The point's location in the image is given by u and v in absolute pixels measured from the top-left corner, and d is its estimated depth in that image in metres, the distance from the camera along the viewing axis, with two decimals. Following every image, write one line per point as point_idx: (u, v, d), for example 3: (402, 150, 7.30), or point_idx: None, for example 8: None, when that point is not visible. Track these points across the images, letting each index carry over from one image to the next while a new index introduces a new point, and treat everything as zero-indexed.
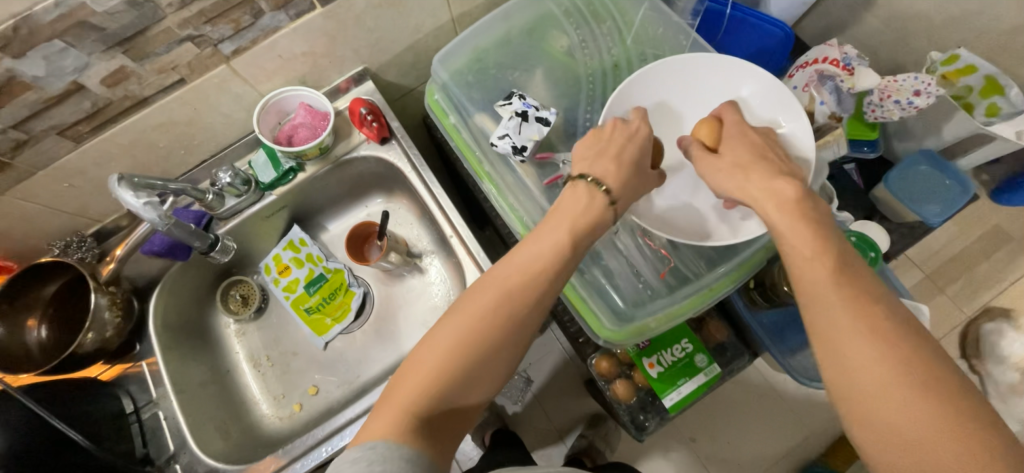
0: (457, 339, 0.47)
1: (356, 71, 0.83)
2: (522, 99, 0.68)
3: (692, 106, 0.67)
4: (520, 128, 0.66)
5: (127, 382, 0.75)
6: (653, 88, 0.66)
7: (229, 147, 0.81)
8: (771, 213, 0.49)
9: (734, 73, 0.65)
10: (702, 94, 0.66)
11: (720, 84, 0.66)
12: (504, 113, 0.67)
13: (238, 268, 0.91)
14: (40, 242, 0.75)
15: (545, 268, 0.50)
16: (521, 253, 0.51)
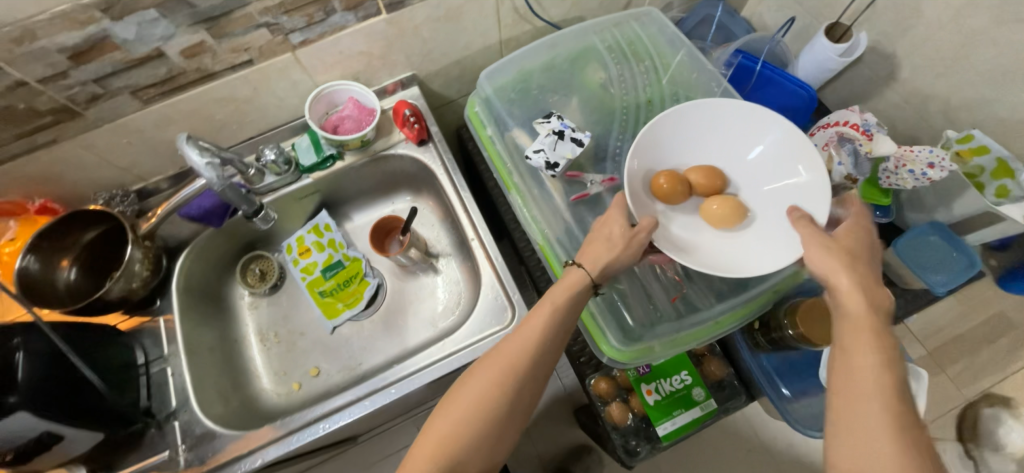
0: (441, 436, 0.53)
1: (405, 76, 0.88)
2: (560, 119, 0.73)
3: (719, 144, 0.71)
4: (556, 145, 0.70)
5: (142, 334, 0.77)
6: (683, 130, 0.71)
7: (275, 129, 0.86)
8: (838, 272, 0.54)
9: (765, 121, 0.69)
10: (730, 135, 0.71)
11: (746, 130, 0.70)
12: (542, 130, 0.73)
13: (262, 243, 0.95)
14: (87, 191, 0.79)
15: (528, 360, 0.56)
16: (506, 347, 0.57)
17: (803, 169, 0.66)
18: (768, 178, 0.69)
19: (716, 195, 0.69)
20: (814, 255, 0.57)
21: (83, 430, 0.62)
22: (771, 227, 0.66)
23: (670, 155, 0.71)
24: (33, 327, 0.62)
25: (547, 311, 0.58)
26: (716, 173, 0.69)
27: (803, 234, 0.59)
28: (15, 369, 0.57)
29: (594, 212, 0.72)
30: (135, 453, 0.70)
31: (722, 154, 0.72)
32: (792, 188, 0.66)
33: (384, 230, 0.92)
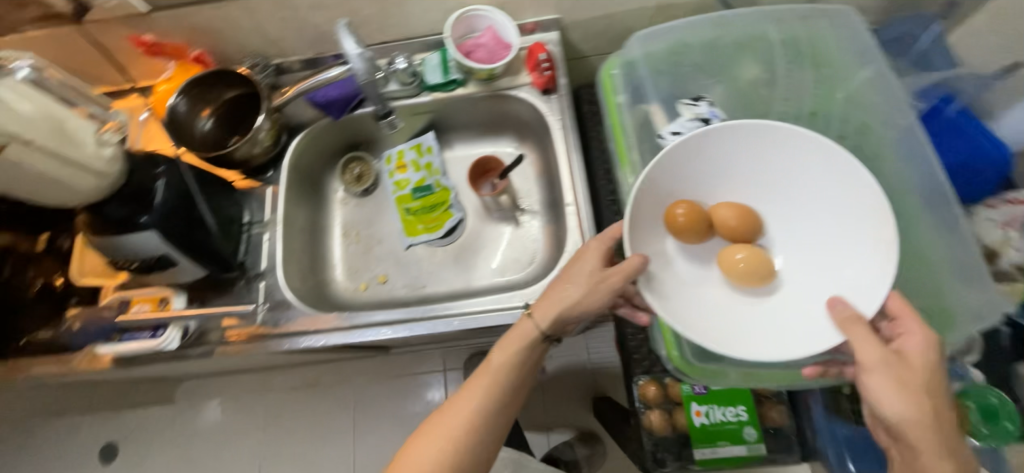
0: None
1: (549, 19, 0.83)
2: (709, 106, 0.68)
3: (782, 190, 0.61)
4: (695, 133, 0.66)
5: (250, 197, 0.83)
6: (718, 156, 0.61)
7: (408, 41, 0.85)
8: (906, 391, 0.48)
9: (848, 175, 0.56)
10: (799, 183, 0.60)
11: (801, 189, 0.60)
12: (688, 112, 0.67)
13: (366, 145, 0.98)
14: (235, 55, 0.84)
15: (486, 402, 0.60)
16: (463, 392, 0.62)
17: (875, 246, 0.54)
18: (824, 249, 0.58)
19: (742, 240, 0.60)
20: (883, 392, 0.49)
21: (192, 264, 0.70)
22: (800, 308, 0.56)
23: (722, 190, 0.62)
24: (173, 163, 0.68)
25: (489, 374, 0.61)
26: (736, 212, 0.60)
27: (866, 350, 0.49)
28: (155, 193, 0.64)
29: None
30: (223, 298, 0.77)
31: (781, 204, 0.61)
32: (836, 268, 0.56)
33: (483, 171, 0.90)
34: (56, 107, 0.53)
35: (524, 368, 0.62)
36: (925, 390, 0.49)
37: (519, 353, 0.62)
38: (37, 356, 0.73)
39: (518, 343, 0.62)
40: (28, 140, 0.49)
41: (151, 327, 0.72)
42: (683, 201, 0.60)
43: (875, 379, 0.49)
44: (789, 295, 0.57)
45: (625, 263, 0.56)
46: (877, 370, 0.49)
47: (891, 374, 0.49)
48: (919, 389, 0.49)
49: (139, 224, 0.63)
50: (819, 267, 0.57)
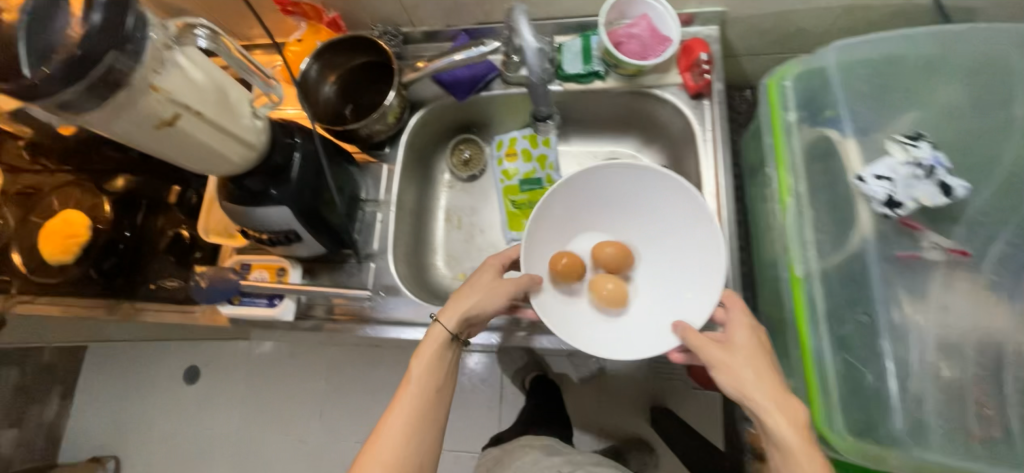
0: None
1: (713, 11, 0.73)
2: (933, 149, 0.56)
3: (651, 234, 0.68)
4: (910, 181, 0.56)
5: (366, 174, 0.81)
6: (586, 189, 0.67)
7: (547, 22, 0.77)
8: (762, 387, 0.52)
9: (692, 223, 0.64)
10: (647, 222, 0.68)
11: (670, 233, 0.67)
12: (901, 153, 0.58)
13: (478, 128, 0.92)
14: (365, 20, 0.80)
15: (411, 421, 0.59)
16: (388, 419, 0.59)
17: (705, 291, 0.60)
18: (661, 287, 0.66)
19: (613, 272, 0.68)
20: (765, 396, 0.51)
21: (315, 240, 0.69)
22: (641, 325, 0.64)
23: (587, 217, 0.70)
24: (307, 137, 0.67)
25: (414, 385, 0.60)
26: (615, 251, 0.67)
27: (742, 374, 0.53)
28: (291, 166, 0.63)
29: (906, 286, 0.58)
30: (335, 275, 0.77)
31: (609, 224, 0.70)
32: (674, 297, 0.64)
33: None
34: (224, 76, 0.49)
35: (442, 375, 0.62)
36: (768, 370, 0.53)
37: (434, 357, 0.61)
38: (161, 303, 0.78)
39: (433, 348, 0.61)
40: (199, 114, 0.47)
41: (267, 296, 0.72)
42: (605, 244, 0.68)
43: (768, 402, 0.51)
44: (643, 311, 0.66)
45: (519, 278, 0.61)
46: (733, 369, 0.53)
47: (762, 373, 0.53)
48: (787, 397, 0.51)
49: (274, 197, 0.62)
50: (668, 294, 0.65)
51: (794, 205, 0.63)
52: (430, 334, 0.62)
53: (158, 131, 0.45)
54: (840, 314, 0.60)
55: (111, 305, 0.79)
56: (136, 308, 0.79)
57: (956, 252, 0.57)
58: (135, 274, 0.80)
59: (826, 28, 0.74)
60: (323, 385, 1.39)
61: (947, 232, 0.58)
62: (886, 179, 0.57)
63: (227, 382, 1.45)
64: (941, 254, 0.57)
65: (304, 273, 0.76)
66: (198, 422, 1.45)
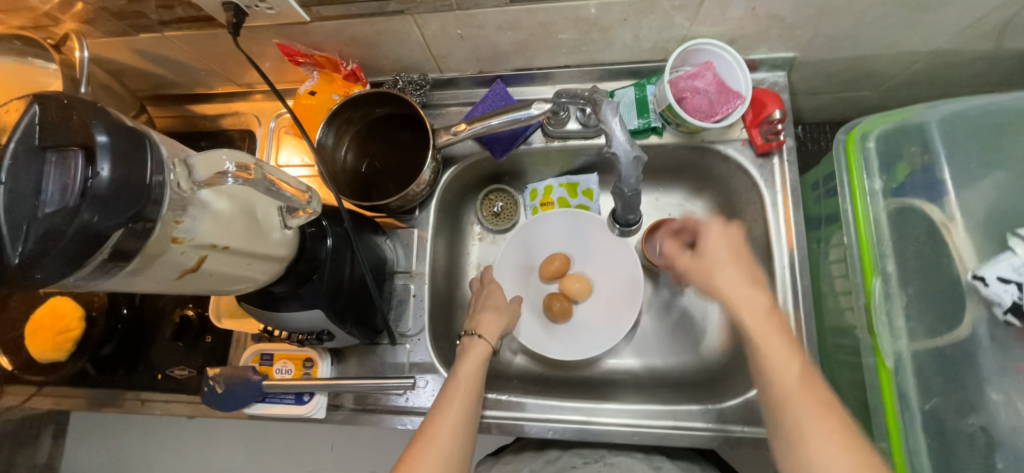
0: None
1: (783, 57, 0.65)
2: None
3: (582, 248, 0.80)
4: None
5: (393, 239, 0.73)
6: (536, 231, 0.80)
7: (594, 67, 0.69)
8: (746, 287, 0.50)
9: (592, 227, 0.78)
10: (572, 238, 0.80)
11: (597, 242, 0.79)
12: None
13: (510, 176, 0.83)
14: (387, 66, 0.70)
15: (461, 428, 0.52)
16: (433, 425, 0.51)
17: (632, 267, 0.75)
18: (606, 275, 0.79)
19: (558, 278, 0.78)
20: (734, 285, 0.51)
21: (348, 334, 0.62)
22: (618, 307, 0.76)
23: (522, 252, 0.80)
24: (335, 219, 0.58)
25: (462, 385, 0.56)
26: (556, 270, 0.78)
27: (727, 270, 0.52)
28: (323, 259, 0.55)
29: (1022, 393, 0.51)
30: (366, 358, 0.69)
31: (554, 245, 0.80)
32: (620, 282, 0.77)
33: (657, 230, 0.77)
34: (250, 191, 0.40)
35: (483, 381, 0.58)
36: (739, 254, 0.54)
37: (480, 367, 0.60)
38: (170, 395, 0.70)
39: (479, 359, 0.61)
40: (225, 250, 0.38)
41: (294, 393, 0.66)
42: (554, 257, 0.79)
43: (728, 268, 0.52)
44: (605, 303, 0.77)
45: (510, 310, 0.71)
46: (703, 269, 0.54)
47: (722, 268, 0.53)
48: (758, 279, 0.52)
49: (305, 299, 0.54)
50: (614, 281, 0.78)
51: (882, 288, 0.57)
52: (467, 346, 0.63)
53: (180, 279, 0.37)
54: (936, 412, 0.55)
55: (112, 396, 0.71)
56: (141, 400, 0.70)
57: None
58: (138, 361, 0.71)
59: (899, 72, 0.68)
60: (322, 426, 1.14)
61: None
62: (1013, 283, 0.49)
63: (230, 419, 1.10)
64: None
65: (332, 361, 0.69)
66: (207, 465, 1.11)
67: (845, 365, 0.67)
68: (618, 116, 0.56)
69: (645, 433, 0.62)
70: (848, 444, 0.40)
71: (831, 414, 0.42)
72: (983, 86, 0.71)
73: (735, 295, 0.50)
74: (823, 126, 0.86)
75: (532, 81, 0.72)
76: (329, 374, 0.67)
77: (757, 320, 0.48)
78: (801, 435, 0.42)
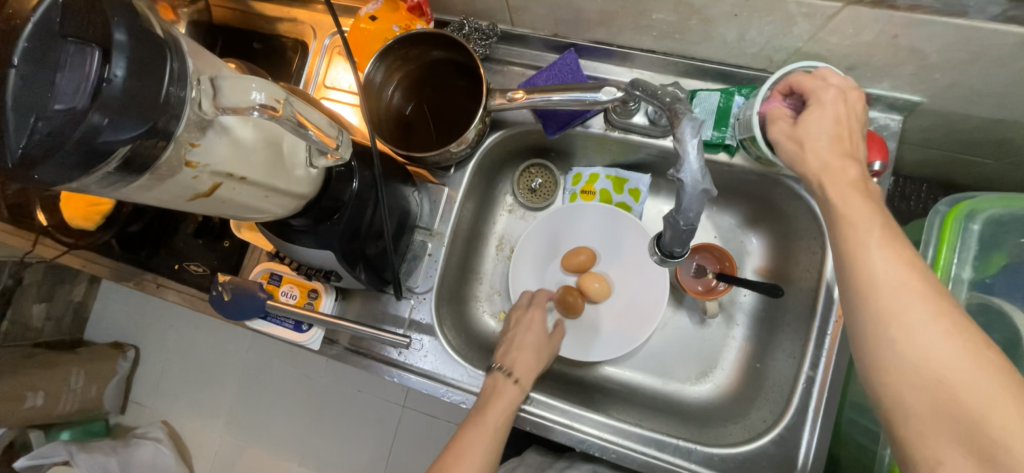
0: None
1: (906, 99, 0.55)
2: None
3: (611, 249, 0.75)
4: None
5: (421, 192, 0.70)
6: (572, 218, 0.76)
7: (682, 59, 0.60)
8: (818, 139, 0.44)
9: (627, 229, 0.74)
10: (602, 235, 0.76)
11: (628, 247, 0.74)
12: None
13: (557, 154, 0.77)
14: (457, 5, 0.64)
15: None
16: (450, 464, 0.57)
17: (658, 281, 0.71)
18: (626, 283, 0.74)
19: (580, 271, 0.75)
20: (816, 149, 0.44)
21: (355, 279, 0.61)
22: (630, 318, 0.72)
23: (549, 235, 0.76)
24: (365, 161, 0.55)
25: (485, 435, 0.58)
26: (581, 262, 0.74)
27: (820, 109, 0.45)
28: (343, 201, 0.52)
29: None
30: (370, 303, 0.69)
31: (583, 237, 0.76)
32: (638, 295, 0.73)
33: (696, 253, 0.71)
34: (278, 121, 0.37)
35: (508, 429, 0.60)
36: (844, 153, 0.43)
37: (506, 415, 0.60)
38: (184, 287, 0.72)
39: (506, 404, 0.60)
40: (242, 181, 0.35)
41: (294, 320, 0.66)
42: (581, 250, 0.75)
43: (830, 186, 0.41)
44: (616, 311, 0.73)
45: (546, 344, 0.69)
46: (830, 172, 0.42)
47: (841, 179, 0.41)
48: (853, 153, 0.43)
49: (319, 239, 0.52)
50: (633, 292, 0.74)
51: None
52: (496, 387, 0.61)
53: (192, 202, 0.35)
54: None
55: (131, 273, 0.73)
56: (157, 284, 0.73)
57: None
58: (159, 247, 0.73)
59: None
60: None
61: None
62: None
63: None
64: None
65: (336, 297, 0.69)
66: (215, 339, 1.23)
67: (853, 444, 0.62)
68: (698, 134, 0.42)
69: (624, 454, 0.61)
70: (972, 343, 0.33)
71: (963, 336, 0.33)
72: None
73: (855, 253, 0.37)
74: (920, 183, 0.75)
75: (609, 58, 0.64)
76: (330, 310, 0.68)
77: (880, 236, 0.37)
78: (931, 371, 0.33)
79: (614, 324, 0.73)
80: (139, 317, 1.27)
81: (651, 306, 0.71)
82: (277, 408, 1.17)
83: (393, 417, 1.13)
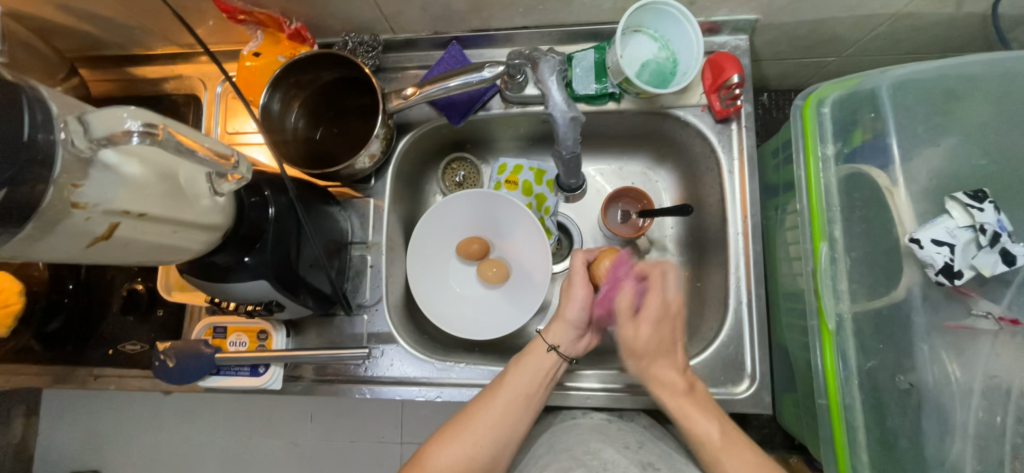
0: (488, 429, 0.55)
1: (745, 20, 0.63)
2: (998, 213, 0.50)
3: (500, 232, 0.80)
4: (971, 251, 0.50)
5: (349, 209, 0.71)
6: (466, 209, 0.78)
7: (553, 29, 0.66)
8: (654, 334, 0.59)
9: (507, 211, 0.77)
10: (489, 221, 0.80)
11: (512, 227, 0.78)
12: (962, 215, 0.51)
13: (471, 144, 0.82)
14: (336, 25, 0.66)
15: (516, 411, 0.57)
16: (491, 394, 0.58)
17: (540, 258, 0.75)
18: (518, 262, 0.79)
19: (482, 254, 0.79)
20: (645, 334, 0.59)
21: (302, 305, 0.61)
22: (525, 291, 0.76)
23: (447, 231, 0.79)
24: (278, 187, 0.56)
25: (506, 388, 0.57)
26: (477, 247, 0.78)
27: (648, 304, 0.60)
28: (264, 229, 0.53)
29: (949, 348, 0.54)
30: (325, 329, 0.69)
31: (474, 226, 0.80)
32: (528, 272, 0.77)
33: (617, 200, 0.77)
34: (169, 154, 0.38)
35: (537, 389, 0.59)
36: (663, 358, 0.59)
37: (535, 371, 0.59)
38: (124, 370, 0.68)
39: (539, 355, 0.60)
40: (141, 217, 0.36)
41: (248, 365, 0.65)
42: (477, 238, 0.79)
43: (665, 369, 0.58)
44: (512, 291, 0.78)
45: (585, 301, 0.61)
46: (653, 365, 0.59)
47: (662, 367, 0.58)
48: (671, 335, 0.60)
49: (247, 272, 0.52)
50: (524, 270, 0.78)
51: (828, 251, 0.58)
52: (532, 344, 0.61)
53: (91, 248, 0.35)
54: (874, 371, 0.56)
55: (62, 374, 0.69)
56: (94, 376, 0.68)
57: (1008, 321, 0.52)
58: (88, 336, 0.69)
59: (861, 37, 0.67)
60: (294, 406, 1.13)
61: (998, 296, 0.53)
62: (945, 245, 0.50)
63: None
64: (995, 325, 0.52)
65: (289, 333, 0.68)
66: (181, 435, 1.15)
67: (793, 330, 0.68)
68: (554, 74, 0.62)
69: (595, 395, 0.65)
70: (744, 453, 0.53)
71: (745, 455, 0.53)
72: (946, 51, 0.70)
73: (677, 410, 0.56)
74: (789, 94, 0.86)
75: (491, 43, 0.69)
76: (285, 346, 0.67)
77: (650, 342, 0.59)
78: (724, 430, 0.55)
79: (512, 303, 0.77)
80: (88, 439, 1.16)
81: (539, 279, 0.75)
82: None
83: (391, 454, 1.11)
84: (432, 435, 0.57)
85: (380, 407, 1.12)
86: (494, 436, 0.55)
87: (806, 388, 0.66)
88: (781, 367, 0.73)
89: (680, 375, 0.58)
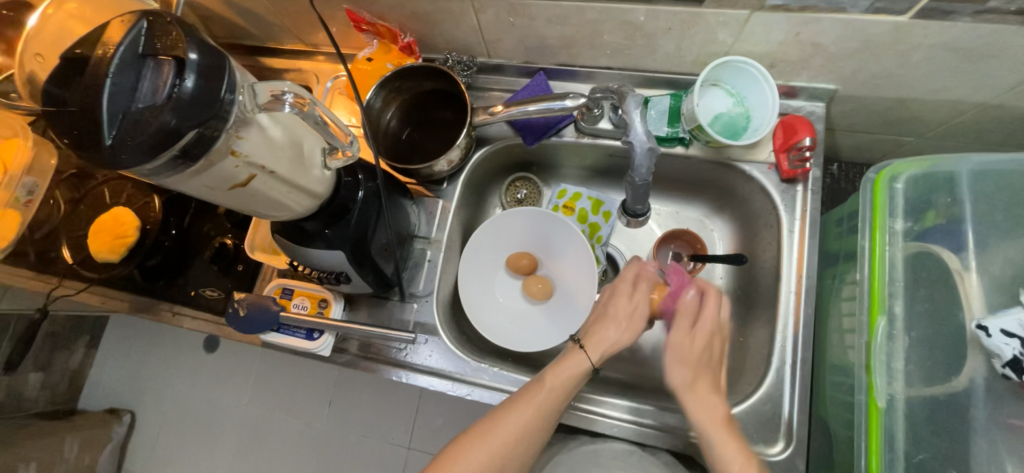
0: (515, 436, 0.56)
1: (823, 88, 0.66)
2: None
3: (548, 253, 0.84)
4: None
5: (418, 204, 0.78)
6: (521, 225, 0.82)
7: (634, 72, 0.71)
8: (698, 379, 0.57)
9: (560, 233, 0.80)
10: (539, 241, 0.84)
11: (562, 249, 0.82)
12: None
13: (538, 166, 0.87)
14: (441, 44, 0.75)
15: (543, 420, 0.57)
16: (521, 399, 0.58)
17: (587, 283, 0.78)
18: (563, 284, 0.82)
19: (530, 271, 0.83)
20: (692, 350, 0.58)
21: (364, 282, 0.66)
22: (566, 314, 0.79)
23: (500, 244, 0.84)
24: (369, 173, 0.63)
25: (539, 399, 0.58)
26: (525, 263, 0.82)
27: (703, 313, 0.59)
28: (351, 207, 0.59)
29: (1012, 451, 0.51)
30: (377, 310, 0.74)
31: (525, 242, 0.84)
32: (571, 295, 0.80)
33: (670, 241, 0.79)
34: (299, 126, 0.45)
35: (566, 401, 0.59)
36: (704, 375, 0.57)
37: (567, 384, 0.59)
38: (200, 312, 0.77)
39: (573, 370, 0.59)
40: (272, 174, 0.43)
41: (306, 329, 0.71)
42: (527, 254, 0.83)
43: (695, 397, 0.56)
44: (552, 311, 0.81)
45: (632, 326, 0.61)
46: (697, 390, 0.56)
47: (705, 385, 0.57)
48: (714, 353, 0.58)
49: (329, 242, 0.58)
50: (567, 293, 0.80)
51: (886, 327, 0.56)
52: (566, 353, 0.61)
53: (231, 191, 0.42)
54: (926, 464, 0.53)
55: (148, 305, 0.78)
56: (173, 312, 0.78)
57: None
58: (176, 277, 0.79)
59: (944, 121, 0.67)
60: (323, 387, 1.19)
61: None
62: (1016, 338, 0.48)
63: (247, 349, 1.24)
64: None
65: (345, 306, 0.74)
66: (219, 392, 1.23)
67: (840, 405, 0.65)
68: (639, 107, 0.64)
69: (623, 425, 0.66)
70: None
71: None
72: None
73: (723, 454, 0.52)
74: (860, 167, 0.85)
75: (574, 77, 0.75)
76: (340, 317, 0.73)
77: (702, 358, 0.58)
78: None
79: (553, 324, 0.79)
80: (139, 378, 1.27)
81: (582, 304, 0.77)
82: (281, 455, 1.16)
83: (401, 456, 1.12)
84: (462, 433, 0.58)
85: (403, 404, 1.16)
86: (519, 442, 0.56)
87: (846, 469, 0.63)
88: (819, 442, 0.70)
89: (718, 399, 0.56)
